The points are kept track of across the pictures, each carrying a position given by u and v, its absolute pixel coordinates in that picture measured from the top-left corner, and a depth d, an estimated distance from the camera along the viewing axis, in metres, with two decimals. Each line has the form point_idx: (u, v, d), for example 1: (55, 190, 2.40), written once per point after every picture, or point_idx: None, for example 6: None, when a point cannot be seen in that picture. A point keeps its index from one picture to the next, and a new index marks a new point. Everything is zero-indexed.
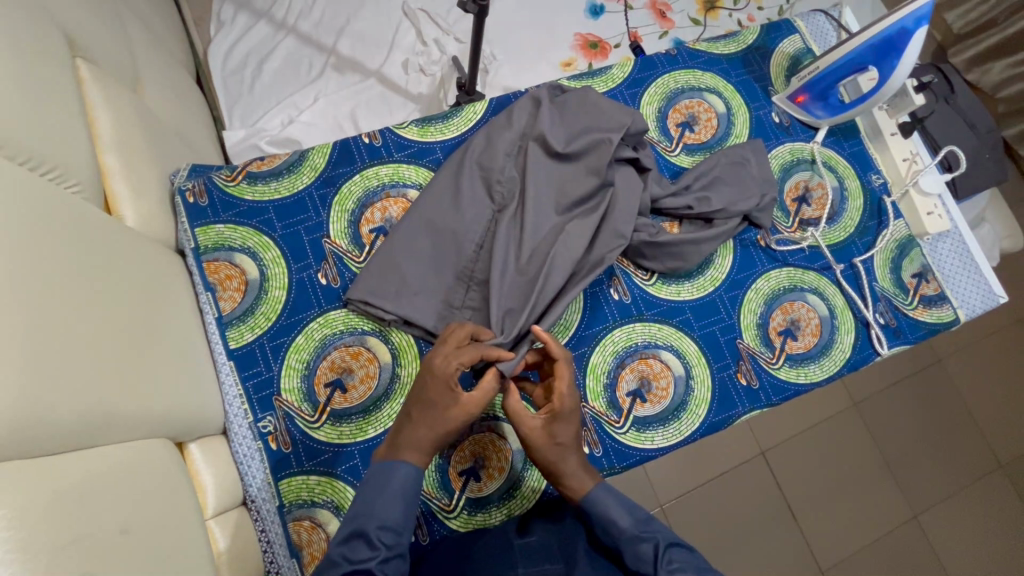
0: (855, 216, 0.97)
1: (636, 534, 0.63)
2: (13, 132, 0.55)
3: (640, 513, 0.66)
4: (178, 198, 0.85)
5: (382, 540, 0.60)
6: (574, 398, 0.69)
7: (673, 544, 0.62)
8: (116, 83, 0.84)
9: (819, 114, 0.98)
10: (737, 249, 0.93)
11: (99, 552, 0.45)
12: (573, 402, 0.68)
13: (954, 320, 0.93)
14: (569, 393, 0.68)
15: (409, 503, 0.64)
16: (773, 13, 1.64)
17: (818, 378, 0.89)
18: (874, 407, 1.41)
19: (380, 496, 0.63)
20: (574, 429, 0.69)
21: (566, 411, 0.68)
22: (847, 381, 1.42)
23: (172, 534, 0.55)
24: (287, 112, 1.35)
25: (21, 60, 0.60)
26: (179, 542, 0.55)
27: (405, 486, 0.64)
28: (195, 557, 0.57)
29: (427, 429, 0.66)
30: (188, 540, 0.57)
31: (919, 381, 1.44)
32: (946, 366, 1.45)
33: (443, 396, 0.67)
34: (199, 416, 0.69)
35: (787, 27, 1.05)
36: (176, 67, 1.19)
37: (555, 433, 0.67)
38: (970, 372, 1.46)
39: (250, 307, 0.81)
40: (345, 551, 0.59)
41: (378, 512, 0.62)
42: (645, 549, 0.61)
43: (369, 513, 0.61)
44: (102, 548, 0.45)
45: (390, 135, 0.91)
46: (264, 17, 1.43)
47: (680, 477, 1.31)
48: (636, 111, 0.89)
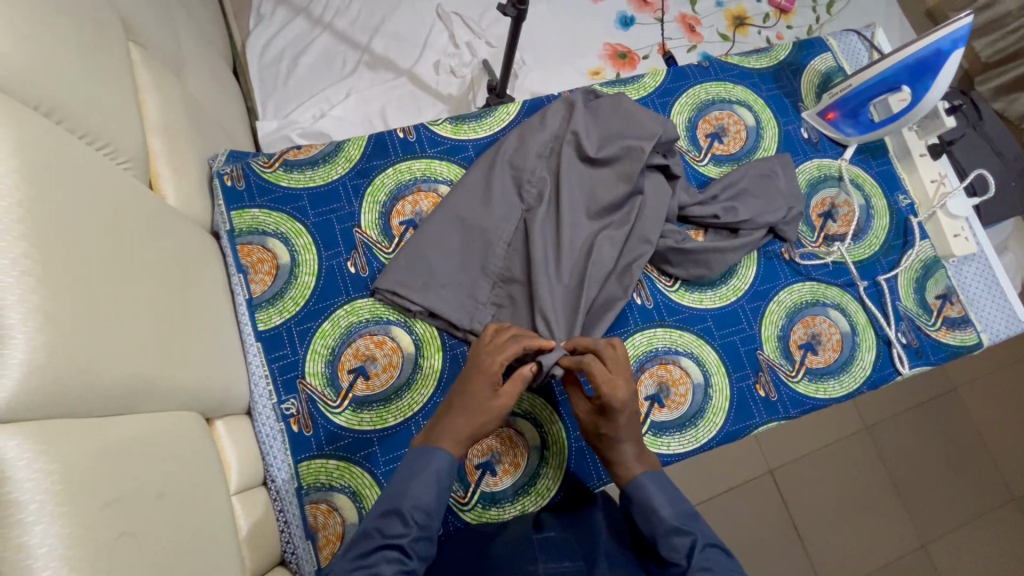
0: (880, 235, 0.97)
1: (675, 525, 0.63)
2: (73, 107, 0.57)
3: (683, 507, 0.65)
4: (216, 181, 0.87)
5: (414, 519, 0.61)
6: (621, 394, 0.68)
7: (710, 544, 0.62)
8: (162, 68, 0.86)
9: (848, 132, 0.99)
10: (761, 261, 0.94)
11: (139, 511, 0.47)
12: (615, 401, 0.67)
13: (977, 343, 0.93)
14: (609, 392, 0.67)
15: (443, 489, 0.64)
16: (802, 33, 1.66)
17: (836, 394, 0.89)
18: (887, 431, 1.39)
19: (415, 478, 0.64)
20: (623, 422, 0.69)
21: (609, 407, 0.68)
22: (862, 403, 1.41)
23: (201, 505, 0.56)
24: (319, 106, 1.38)
25: (83, 39, 0.63)
26: (207, 511, 0.56)
27: (441, 471, 0.65)
28: (220, 529, 0.57)
29: (464, 419, 0.67)
30: (214, 512, 0.58)
31: (937, 406, 1.43)
32: (964, 392, 1.44)
33: (482, 389, 0.68)
34: (226, 394, 0.71)
35: (819, 45, 1.06)
36: (216, 56, 1.22)
37: (599, 425, 0.70)
38: (988, 400, 1.44)
39: (280, 290, 0.83)
40: (379, 525, 0.61)
41: (413, 492, 0.63)
42: (681, 541, 0.62)
43: (405, 492, 0.63)
44: (141, 507, 0.47)
45: (424, 132, 0.92)
46: (301, 13, 1.46)
47: (703, 483, 1.31)
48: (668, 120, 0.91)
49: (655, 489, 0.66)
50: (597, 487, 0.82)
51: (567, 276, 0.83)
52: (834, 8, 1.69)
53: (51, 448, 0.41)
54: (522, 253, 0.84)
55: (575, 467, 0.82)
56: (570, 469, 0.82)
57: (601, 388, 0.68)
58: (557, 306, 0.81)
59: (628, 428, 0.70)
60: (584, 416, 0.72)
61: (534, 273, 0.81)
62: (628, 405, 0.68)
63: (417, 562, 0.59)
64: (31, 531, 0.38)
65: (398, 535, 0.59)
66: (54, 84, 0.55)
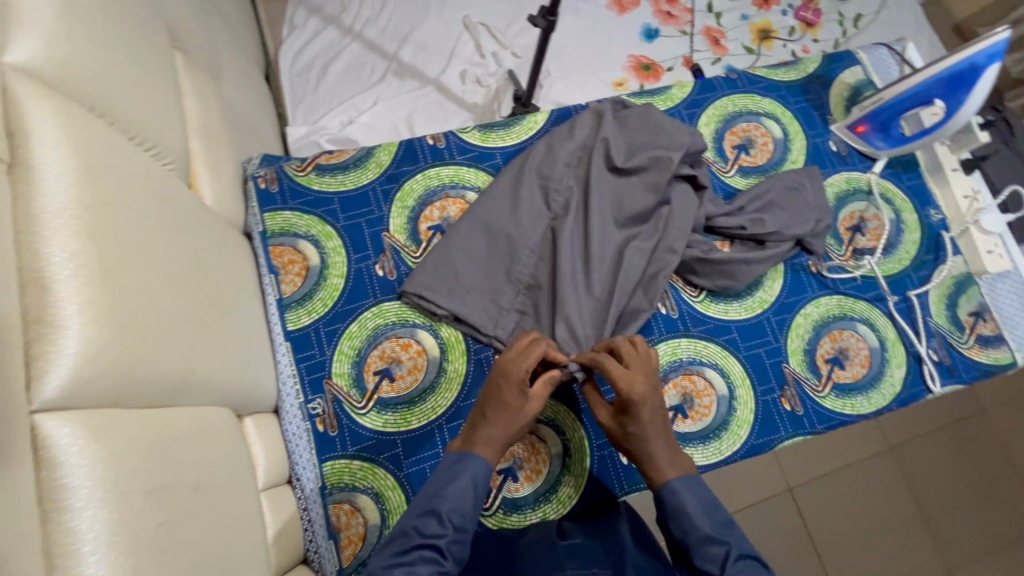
0: (911, 250, 0.95)
1: (710, 534, 0.62)
2: (125, 110, 0.60)
3: (717, 515, 0.65)
4: (251, 184, 0.89)
5: (451, 521, 0.61)
6: (638, 387, 0.68)
7: (744, 556, 0.61)
8: (202, 74, 0.89)
9: (878, 145, 0.98)
10: (788, 273, 0.93)
11: (179, 502, 0.48)
12: (633, 394, 0.68)
13: (1011, 362, 0.91)
14: (626, 385, 0.68)
15: (480, 494, 0.64)
16: (828, 46, 1.65)
17: (864, 410, 0.87)
18: (914, 451, 1.36)
19: (453, 481, 0.64)
20: (647, 418, 0.68)
21: (631, 402, 0.68)
22: (885, 424, 1.38)
23: (234, 498, 0.57)
24: (347, 113, 1.41)
25: (134, 45, 0.65)
26: (239, 504, 0.57)
27: (478, 477, 0.65)
28: (250, 524, 0.58)
29: (501, 428, 0.67)
30: (245, 507, 0.59)
31: (965, 427, 1.39)
32: (995, 414, 1.41)
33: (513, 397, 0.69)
34: (256, 391, 0.72)
35: (848, 58, 1.06)
36: (250, 63, 1.26)
37: (624, 425, 0.69)
38: (1020, 422, 1.40)
39: (309, 291, 0.85)
40: (417, 524, 0.61)
41: (451, 494, 0.63)
42: (716, 551, 0.61)
43: (443, 493, 0.63)
44: (180, 499, 0.48)
45: (453, 138, 0.94)
46: (332, 23, 1.50)
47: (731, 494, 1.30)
48: (696, 131, 0.91)
49: (683, 497, 0.65)
50: (619, 496, 0.81)
51: (591, 284, 0.83)
52: (860, 23, 1.68)
53: (101, 436, 0.43)
54: (547, 260, 0.85)
55: (597, 476, 0.82)
56: (592, 477, 0.81)
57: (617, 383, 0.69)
58: (581, 313, 0.81)
59: (654, 423, 0.69)
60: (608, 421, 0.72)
61: (560, 281, 0.82)
62: (651, 399, 0.69)
63: (452, 564, 0.59)
64: (80, 516, 0.39)
65: (435, 535, 0.60)
66: (109, 87, 0.58)
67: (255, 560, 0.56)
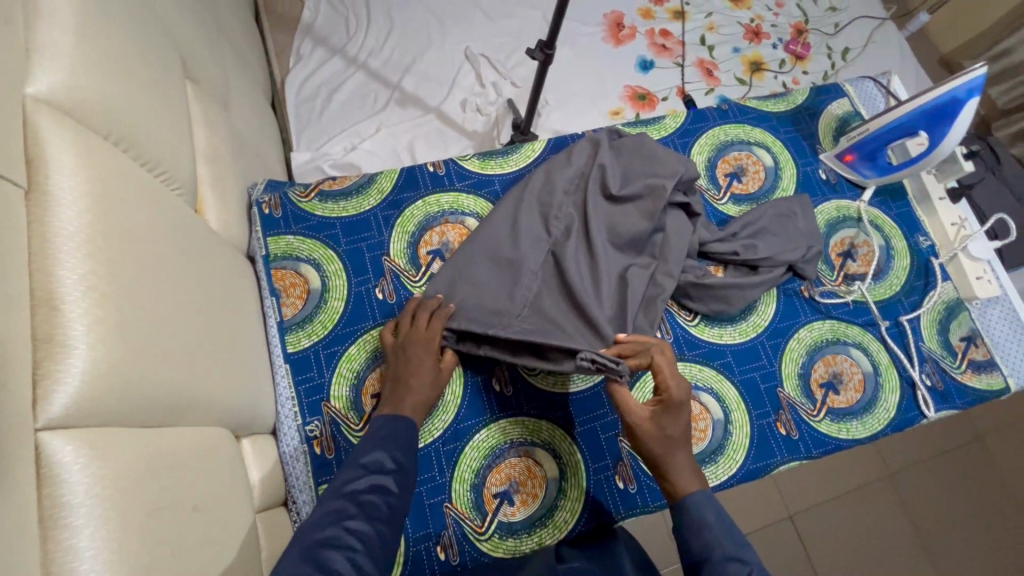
0: (901, 275, 0.97)
1: (730, 554, 0.62)
2: (140, 138, 0.63)
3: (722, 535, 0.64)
4: (255, 209, 0.91)
5: (396, 457, 0.68)
6: (682, 391, 0.73)
7: None
8: (212, 102, 0.92)
9: (866, 174, 1.00)
10: (781, 298, 0.94)
11: (177, 521, 0.48)
12: (679, 396, 0.73)
13: (1004, 388, 0.91)
14: (676, 386, 0.73)
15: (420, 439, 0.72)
16: (817, 78, 1.71)
17: (860, 435, 0.88)
18: (911, 478, 1.35)
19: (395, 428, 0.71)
20: (681, 425, 0.72)
21: (672, 405, 0.72)
22: (884, 450, 1.37)
23: (231, 518, 0.57)
24: (350, 140, 1.45)
25: (150, 74, 0.68)
26: (235, 524, 0.58)
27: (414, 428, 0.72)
28: (245, 545, 0.58)
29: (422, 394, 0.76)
30: (241, 528, 0.59)
31: (964, 452, 1.39)
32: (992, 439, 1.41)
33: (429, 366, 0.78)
34: (254, 412, 0.73)
35: (835, 90, 1.10)
36: (258, 92, 1.30)
37: (665, 425, 0.71)
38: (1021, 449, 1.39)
39: (309, 314, 0.86)
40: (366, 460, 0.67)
41: (394, 437, 0.70)
42: (737, 569, 0.61)
43: (387, 437, 0.70)
44: (178, 518, 0.49)
45: (453, 166, 0.96)
46: (338, 53, 1.55)
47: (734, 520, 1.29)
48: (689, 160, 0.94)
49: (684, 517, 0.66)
50: (616, 521, 0.81)
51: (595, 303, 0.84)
52: (848, 56, 1.75)
53: (105, 454, 0.44)
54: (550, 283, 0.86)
55: (593, 500, 0.82)
56: (588, 502, 0.81)
57: (667, 383, 0.73)
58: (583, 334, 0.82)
59: (685, 431, 0.73)
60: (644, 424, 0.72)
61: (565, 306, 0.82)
62: (688, 407, 0.73)
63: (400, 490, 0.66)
64: (79, 534, 0.40)
65: (383, 470, 0.66)
66: (126, 117, 0.61)
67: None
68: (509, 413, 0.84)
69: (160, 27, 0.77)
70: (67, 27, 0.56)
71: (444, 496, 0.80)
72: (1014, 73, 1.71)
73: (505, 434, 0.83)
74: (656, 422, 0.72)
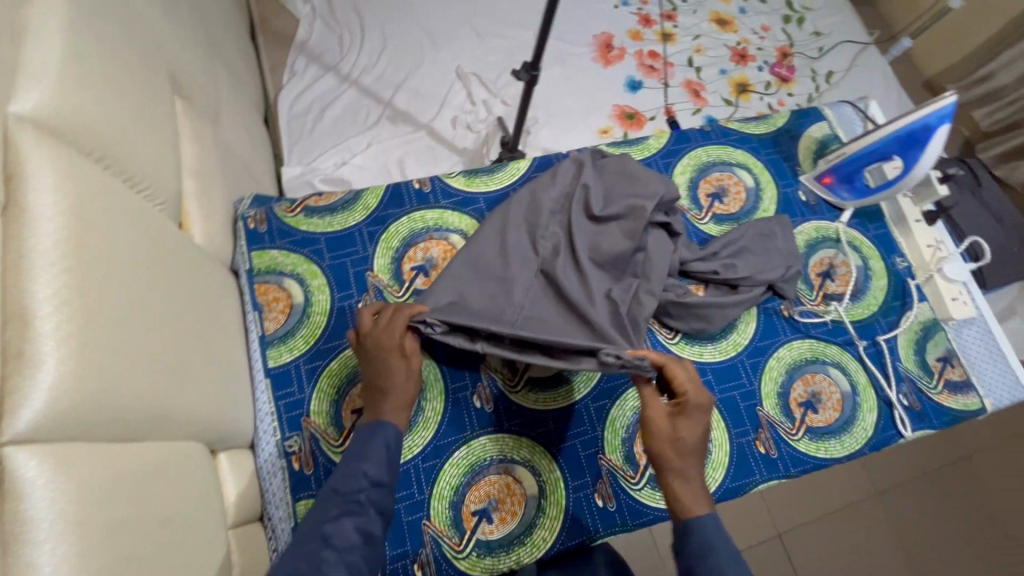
0: (879, 295, 0.99)
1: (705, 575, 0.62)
2: (124, 154, 0.64)
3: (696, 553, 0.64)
4: (240, 224, 0.92)
5: (369, 479, 0.66)
6: (703, 400, 0.71)
7: None
8: (201, 118, 0.94)
9: (844, 196, 1.02)
10: (760, 317, 0.96)
11: (143, 537, 0.48)
12: (699, 404, 0.70)
13: (980, 408, 0.93)
14: (696, 394, 0.71)
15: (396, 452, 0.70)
16: (802, 100, 1.75)
17: (838, 454, 0.89)
18: (898, 497, 1.36)
19: (370, 445, 0.68)
20: (698, 435, 0.69)
21: (688, 412, 0.70)
22: (871, 469, 1.38)
23: (201, 535, 0.57)
24: (341, 154, 1.46)
25: (137, 92, 0.70)
26: (205, 541, 0.58)
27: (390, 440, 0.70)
28: (215, 562, 0.58)
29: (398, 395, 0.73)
30: (211, 545, 0.59)
31: (949, 472, 1.39)
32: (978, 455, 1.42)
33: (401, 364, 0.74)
34: (231, 427, 0.73)
35: (815, 114, 1.12)
36: (249, 108, 1.32)
37: (680, 432, 0.69)
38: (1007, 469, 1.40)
39: (291, 329, 0.86)
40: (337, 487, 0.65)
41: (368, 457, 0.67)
42: None
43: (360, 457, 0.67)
44: (145, 534, 0.49)
45: (439, 183, 0.97)
46: (331, 70, 1.57)
47: None
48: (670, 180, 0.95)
49: None
50: (595, 540, 0.81)
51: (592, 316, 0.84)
52: (831, 79, 1.79)
53: (70, 469, 0.44)
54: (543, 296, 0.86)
55: (572, 518, 0.82)
56: (567, 520, 0.81)
57: (686, 388, 0.71)
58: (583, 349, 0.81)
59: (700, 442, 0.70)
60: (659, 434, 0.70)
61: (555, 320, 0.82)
62: (706, 417, 0.71)
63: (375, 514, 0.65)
64: (41, 550, 0.40)
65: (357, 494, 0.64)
66: (110, 134, 0.62)
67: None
68: (490, 430, 0.84)
69: (151, 45, 0.79)
70: (53, 46, 0.57)
71: (422, 513, 0.79)
72: (997, 97, 1.75)
73: (485, 451, 0.83)
74: (668, 434, 0.69)
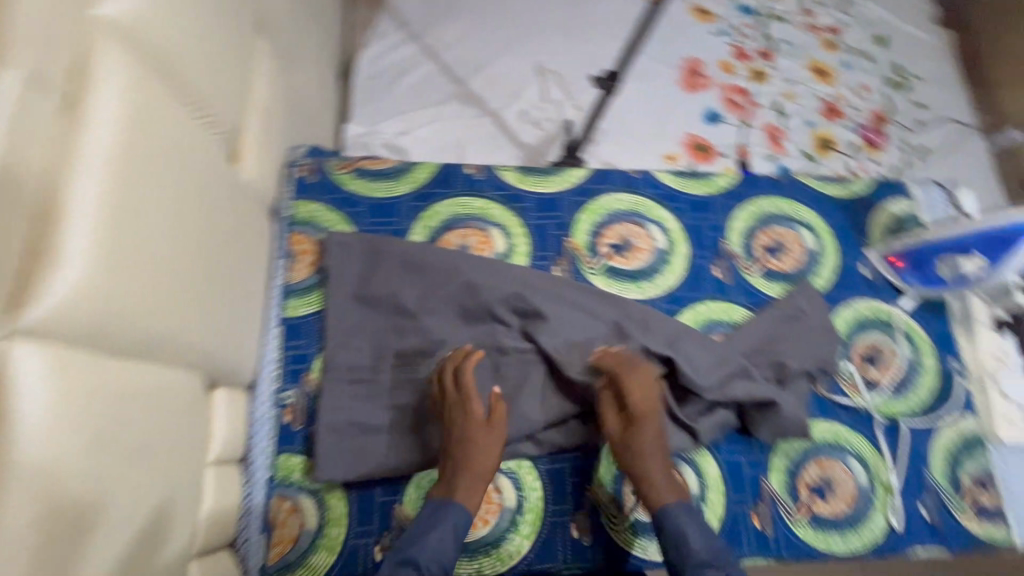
0: (923, 394, 0.91)
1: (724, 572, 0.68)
2: (191, 79, 0.64)
3: None
4: (291, 170, 0.92)
5: None
6: (645, 394, 0.78)
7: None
8: (281, 60, 0.95)
9: (911, 281, 0.96)
10: (719, 465, 0.85)
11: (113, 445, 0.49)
12: (639, 402, 0.77)
13: (1006, 542, 0.85)
14: (638, 399, 0.77)
15: None
16: (887, 170, 1.64)
17: (837, 549, 0.83)
18: None
19: None
20: (650, 425, 0.77)
21: (636, 406, 0.77)
22: None
23: (159, 462, 0.57)
24: (406, 124, 1.47)
25: (220, 20, 0.70)
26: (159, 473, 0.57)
27: None
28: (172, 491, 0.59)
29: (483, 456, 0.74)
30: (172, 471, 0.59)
31: None
32: None
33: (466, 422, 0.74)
34: (234, 366, 0.73)
35: (898, 188, 1.05)
36: (329, 61, 1.34)
37: (627, 418, 0.77)
38: None
39: (314, 285, 0.87)
40: None
41: None
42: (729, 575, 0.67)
43: None
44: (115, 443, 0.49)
45: (492, 173, 0.96)
46: (415, 39, 1.57)
47: None
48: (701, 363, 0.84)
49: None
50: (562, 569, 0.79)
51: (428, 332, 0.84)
52: (924, 156, 1.67)
53: (68, 374, 0.45)
54: (357, 379, 0.82)
55: (541, 541, 0.79)
56: (537, 542, 0.79)
57: (641, 392, 0.78)
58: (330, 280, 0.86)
59: (642, 423, 0.77)
60: (655, 440, 0.76)
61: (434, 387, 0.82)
62: (648, 398, 0.78)
63: None
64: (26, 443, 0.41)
65: None
66: (184, 54, 0.62)
67: (157, 526, 0.55)
68: None
69: None
70: None
71: (396, 496, 0.79)
72: None
73: None
74: (657, 427, 0.77)
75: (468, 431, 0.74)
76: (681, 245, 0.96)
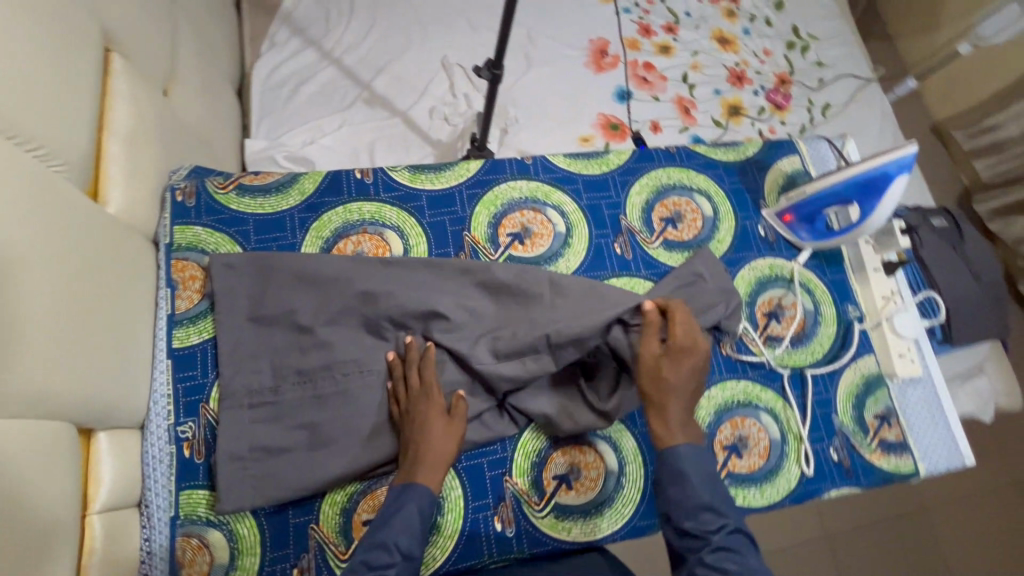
0: (825, 343, 0.95)
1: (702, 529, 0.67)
2: (14, 111, 0.60)
3: None
4: (168, 194, 0.88)
5: None
6: (690, 339, 0.76)
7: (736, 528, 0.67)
8: (145, 80, 0.90)
9: (803, 236, 0.99)
10: (636, 437, 0.86)
11: None
12: (681, 344, 0.75)
13: (912, 471, 0.90)
14: (679, 341, 0.75)
15: None
16: (794, 129, 1.69)
17: (756, 502, 0.85)
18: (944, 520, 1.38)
19: None
20: (682, 372, 0.74)
21: (676, 351, 0.75)
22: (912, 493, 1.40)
23: (25, 518, 0.54)
24: (311, 133, 1.43)
25: (48, 44, 0.66)
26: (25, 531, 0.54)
27: None
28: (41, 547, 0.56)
29: (439, 442, 0.74)
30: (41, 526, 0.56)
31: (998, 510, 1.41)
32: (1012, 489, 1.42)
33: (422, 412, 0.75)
34: (114, 406, 0.70)
35: (787, 146, 1.08)
36: (218, 76, 1.29)
37: (662, 365, 0.74)
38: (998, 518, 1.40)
39: (204, 311, 0.84)
40: None
41: None
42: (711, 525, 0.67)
43: None
44: None
45: (382, 175, 0.94)
46: (314, 45, 1.53)
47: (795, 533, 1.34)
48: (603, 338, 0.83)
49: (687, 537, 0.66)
50: (487, 562, 0.79)
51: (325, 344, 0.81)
52: (828, 112, 1.73)
53: None
54: (255, 402, 0.79)
55: (464, 539, 0.79)
56: (460, 541, 0.79)
57: (680, 334, 0.76)
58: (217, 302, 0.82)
59: (681, 366, 0.74)
60: (685, 382, 0.74)
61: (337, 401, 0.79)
62: (694, 353, 0.75)
63: None
64: None
65: None
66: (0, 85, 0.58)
67: None
68: None
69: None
70: None
71: (311, 516, 0.77)
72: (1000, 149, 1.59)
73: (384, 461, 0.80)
74: (690, 369, 0.75)
75: (427, 419, 0.75)
76: (580, 226, 0.96)
